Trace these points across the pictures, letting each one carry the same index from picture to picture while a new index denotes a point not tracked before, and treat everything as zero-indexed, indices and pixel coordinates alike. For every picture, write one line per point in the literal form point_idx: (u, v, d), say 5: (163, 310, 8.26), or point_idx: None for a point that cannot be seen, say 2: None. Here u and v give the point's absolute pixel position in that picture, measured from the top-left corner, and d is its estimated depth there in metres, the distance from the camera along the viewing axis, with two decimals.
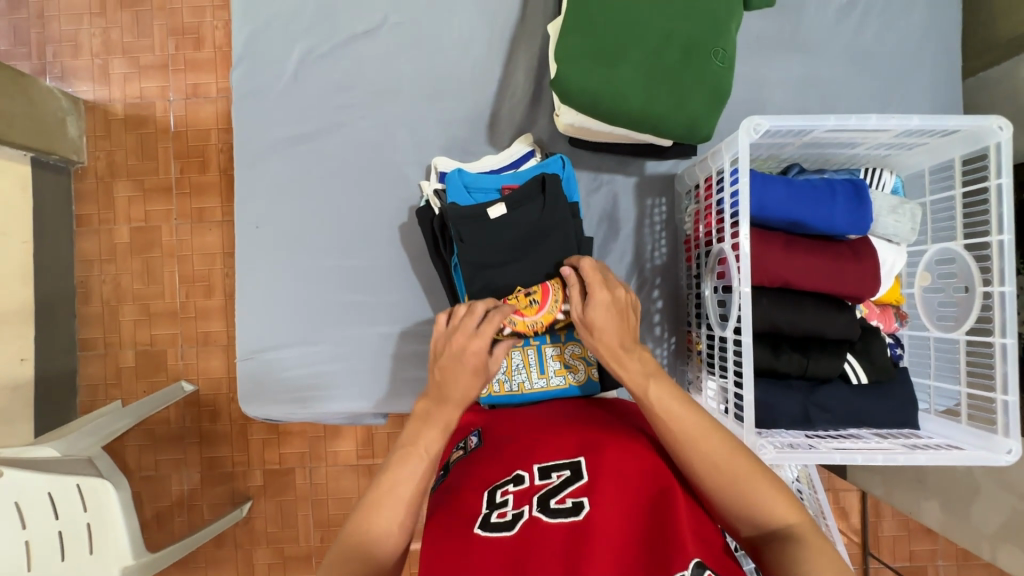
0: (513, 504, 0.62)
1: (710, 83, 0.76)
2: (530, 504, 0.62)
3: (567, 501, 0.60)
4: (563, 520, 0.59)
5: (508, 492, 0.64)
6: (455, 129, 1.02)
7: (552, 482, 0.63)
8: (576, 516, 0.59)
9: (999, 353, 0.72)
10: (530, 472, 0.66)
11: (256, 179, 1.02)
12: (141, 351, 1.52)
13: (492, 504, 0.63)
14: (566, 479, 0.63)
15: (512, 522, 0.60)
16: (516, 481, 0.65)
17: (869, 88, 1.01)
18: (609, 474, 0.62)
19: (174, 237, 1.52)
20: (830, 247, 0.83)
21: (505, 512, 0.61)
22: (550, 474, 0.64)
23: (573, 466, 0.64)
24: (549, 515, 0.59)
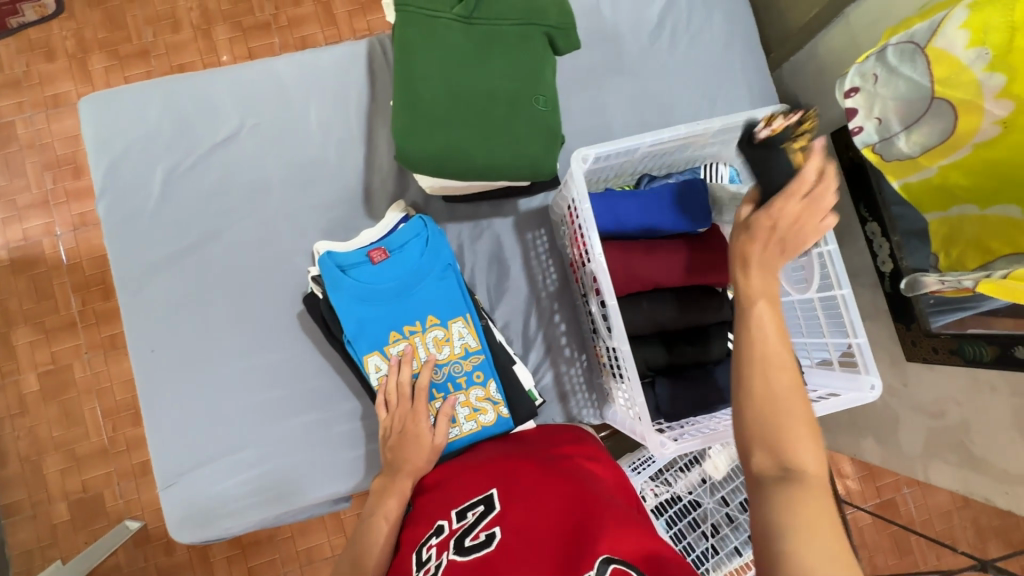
0: (436, 555, 0.64)
1: (542, 125, 0.84)
2: (448, 549, 0.63)
3: (480, 535, 0.62)
4: (477, 550, 0.60)
5: (431, 546, 0.66)
6: (333, 210, 1.06)
7: (467, 520, 0.66)
8: (488, 543, 0.61)
9: (843, 303, 0.82)
10: (449, 519, 0.69)
11: (145, 303, 1.01)
12: (76, 500, 1.43)
13: (419, 563, 0.65)
14: (480, 513, 0.66)
15: (433, 572, 0.61)
16: (438, 533, 0.67)
17: (695, 93, 1.12)
18: (517, 497, 0.66)
19: (88, 371, 1.46)
20: (685, 243, 0.91)
21: (428, 566, 0.63)
22: (466, 514, 0.67)
23: (486, 500, 0.68)
24: (464, 552, 0.61)
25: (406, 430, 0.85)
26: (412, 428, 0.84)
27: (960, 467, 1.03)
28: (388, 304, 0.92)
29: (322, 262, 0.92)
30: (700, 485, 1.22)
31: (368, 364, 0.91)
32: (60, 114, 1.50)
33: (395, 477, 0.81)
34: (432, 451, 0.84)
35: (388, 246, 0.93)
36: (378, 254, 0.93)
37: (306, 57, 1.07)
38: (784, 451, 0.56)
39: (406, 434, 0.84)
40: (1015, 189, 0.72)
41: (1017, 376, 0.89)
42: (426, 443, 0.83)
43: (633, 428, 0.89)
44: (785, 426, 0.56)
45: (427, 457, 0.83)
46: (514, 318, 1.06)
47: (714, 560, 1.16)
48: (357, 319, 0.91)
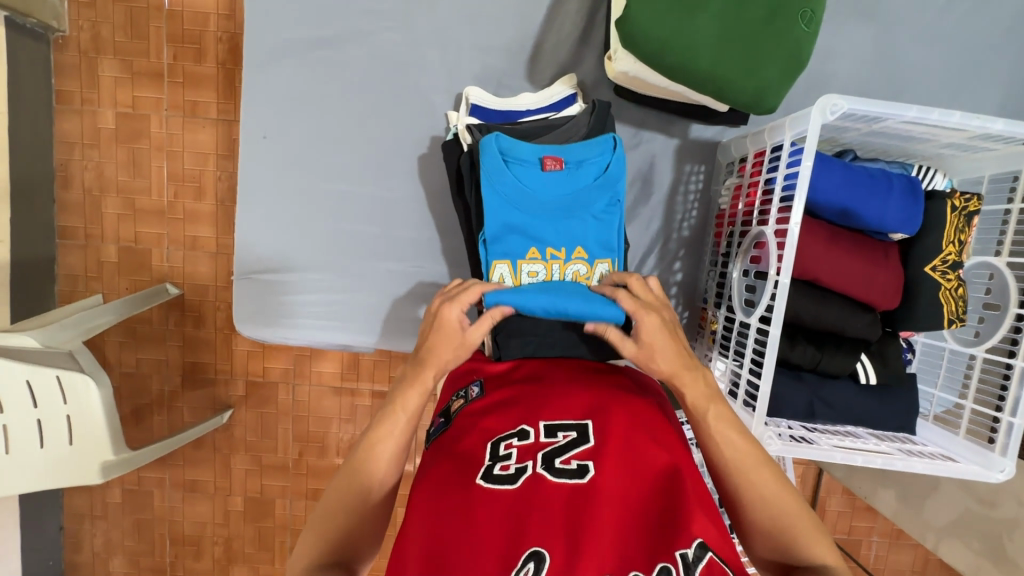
0: (517, 458, 0.61)
1: (791, 52, 0.69)
2: (534, 460, 0.61)
3: (572, 462, 0.60)
4: (568, 479, 0.58)
5: (512, 446, 0.63)
6: (491, 58, 0.92)
7: (558, 441, 0.63)
8: (582, 477, 0.58)
9: (1016, 376, 0.72)
10: (536, 428, 0.65)
11: (266, 82, 0.92)
12: (124, 248, 1.45)
13: (495, 457, 0.62)
14: (572, 440, 0.62)
15: (516, 476, 0.59)
16: (521, 437, 0.64)
17: (940, 76, 0.93)
18: (617, 437, 0.62)
19: (164, 129, 1.41)
20: (867, 245, 0.79)
21: (508, 465, 0.60)
22: (557, 433, 0.63)
23: (581, 428, 0.64)
24: (554, 473, 0.59)
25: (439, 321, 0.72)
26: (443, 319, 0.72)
27: (983, 556, 1.02)
28: (545, 219, 0.81)
29: (486, 142, 0.81)
30: None
31: (494, 271, 0.81)
32: None
33: (420, 367, 0.72)
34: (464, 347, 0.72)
35: (566, 156, 0.82)
36: (552, 162, 0.81)
37: None
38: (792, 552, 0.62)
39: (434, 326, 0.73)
40: None
41: None
42: (453, 338, 0.72)
43: None
44: (748, 476, 0.63)
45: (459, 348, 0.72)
46: (635, 248, 0.97)
47: None
48: (503, 221, 0.81)
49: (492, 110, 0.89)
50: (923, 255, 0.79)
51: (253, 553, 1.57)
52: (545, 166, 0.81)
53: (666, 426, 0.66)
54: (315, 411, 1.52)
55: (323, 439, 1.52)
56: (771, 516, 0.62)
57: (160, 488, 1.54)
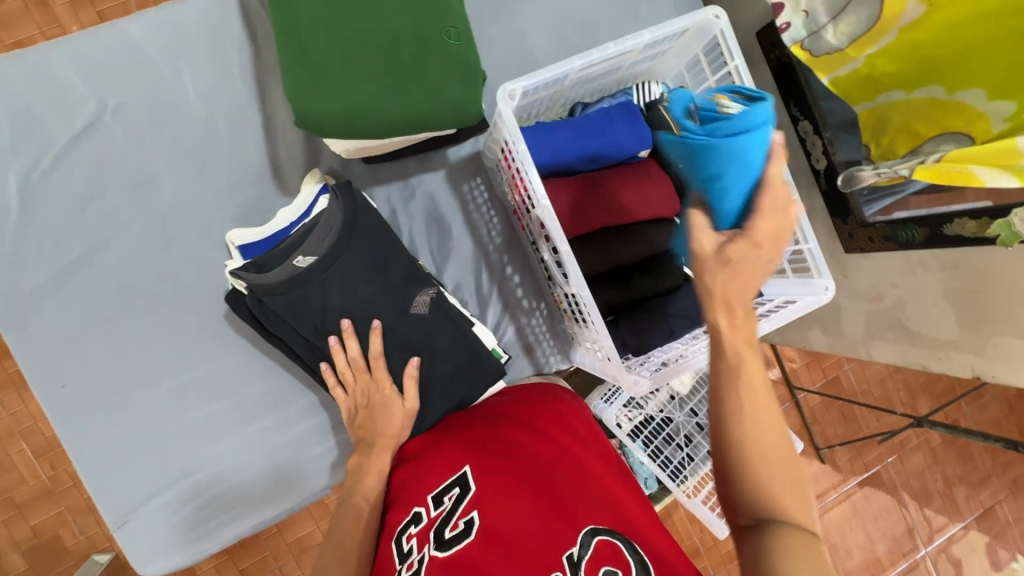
0: (418, 549, 0.61)
1: (460, 64, 0.75)
2: (430, 542, 0.60)
3: (460, 523, 0.61)
4: (463, 544, 0.58)
5: (411, 536, 0.63)
6: (239, 193, 0.93)
7: (445, 508, 0.63)
8: (472, 535, 0.59)
9: (790, 212, 0.81)
10: (426, 505, 0.65)
11: (38, 334, 0.87)
12: (30, 549, 1.31)
13: (401, 556, 0.62)
14: (457, 497, 0.63)
15: (417, 568, 0.59)
16: (415, 522, 0.64)
17: (618, 2, 1.03)
18: (494, 476, 0.63)
19: (3, 413, 1.28)
20: (627, 172, 0.86)
21: (412, 562, 0.60)
22: (443, 499, 0.64)
23: (461, 481, 0.64)
24: (446, 546, 0.59)
25: (380, 400, 0.81)
26: (380, 398, 0.81)
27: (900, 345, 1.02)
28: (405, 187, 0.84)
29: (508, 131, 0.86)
30: (670, 402, 1.23)
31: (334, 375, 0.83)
32: None
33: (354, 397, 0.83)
34: (408, 417, 0.81)
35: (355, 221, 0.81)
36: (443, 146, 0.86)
37: (161, 16, 0.89)
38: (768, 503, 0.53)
39: (375, 406, 0.81)
40: (937, 70, 0.75)
41: (951, 250, 0.88)
42: (397, 410, 0.80)
43: (605, 369, 0.88)
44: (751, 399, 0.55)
45: (403, 423, 0.80)
46: (464, 277, 1.00)
47: (692, 467, 1.20)
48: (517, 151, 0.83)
49: (260, 240, 0.89)
50: (679, 160, 0.86)
51: None
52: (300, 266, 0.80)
53: (541, 435, 0.69)
54: None
55: None
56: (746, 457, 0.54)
57: None
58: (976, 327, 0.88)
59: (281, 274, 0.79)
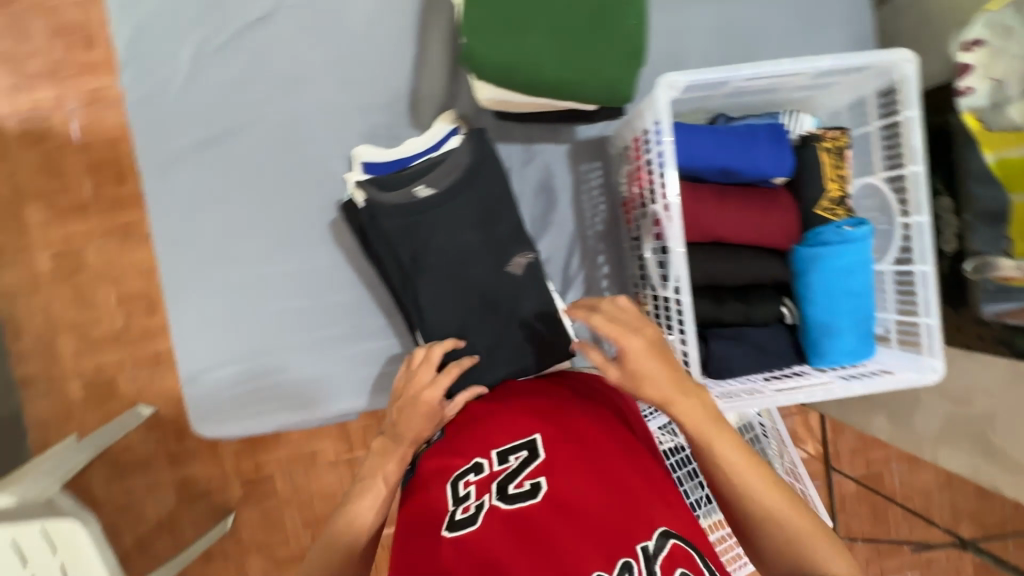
0: (476, 496, 0.62)
1: (625, 41, 0.74)
2: (490, 492, 0.62)
3: (525, 484, 0.62)
4: (524, 503, 0.60)
5: (469, 483, 0.64)
6: (373, 113, 0.97)
7: (510, 465, 0.64)
8: (536, 496, 0.60)
9: (920, 280, 0.76)
10: (489, 459, 0.66)
11: (169, 191, 0.95)
12: (90, 381, 1.44)
13: (457, 499, 0.63)
14: (524, 459, 0.64)
15: (475, 514, 0.60)
16: (476, 471, 0.65)
17: (789, 25, 0.99)
18: (565, 450, 0.64)
19: (102, 258, 1.42)
20: (756, 194, 0.84)
21: (469, 506, 0.61)
22: (509, 457, 0.65)
23: (530, 445, 0.65)
24: (511, 500, 0.60)
25: (416, 399, 0.74)
26: (413, 395, 0.75)
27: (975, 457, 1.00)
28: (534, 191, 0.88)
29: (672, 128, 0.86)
30: None
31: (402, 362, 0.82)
32: None
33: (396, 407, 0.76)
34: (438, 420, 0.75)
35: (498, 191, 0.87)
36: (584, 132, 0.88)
37: None
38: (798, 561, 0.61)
39: (406, 403, 0.75)
40: None
41: None
42: (427, 411, 0.74)
43: (673, 381, 0.87)
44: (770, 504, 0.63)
45: (433, 424, 0.75)
46: (556, 253, 1.00)
47: (706, 508, 1.14)
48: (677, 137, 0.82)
49: (382, 163, 0.93)
50: (812, 196, 0.83)
51: None
52: (420, 198, 0.84)
53: (614, 426, 0.70)
54: (318, 491, 1.50)
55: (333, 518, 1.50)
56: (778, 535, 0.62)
57: None
58: None
59: (398, 197, 0.84)
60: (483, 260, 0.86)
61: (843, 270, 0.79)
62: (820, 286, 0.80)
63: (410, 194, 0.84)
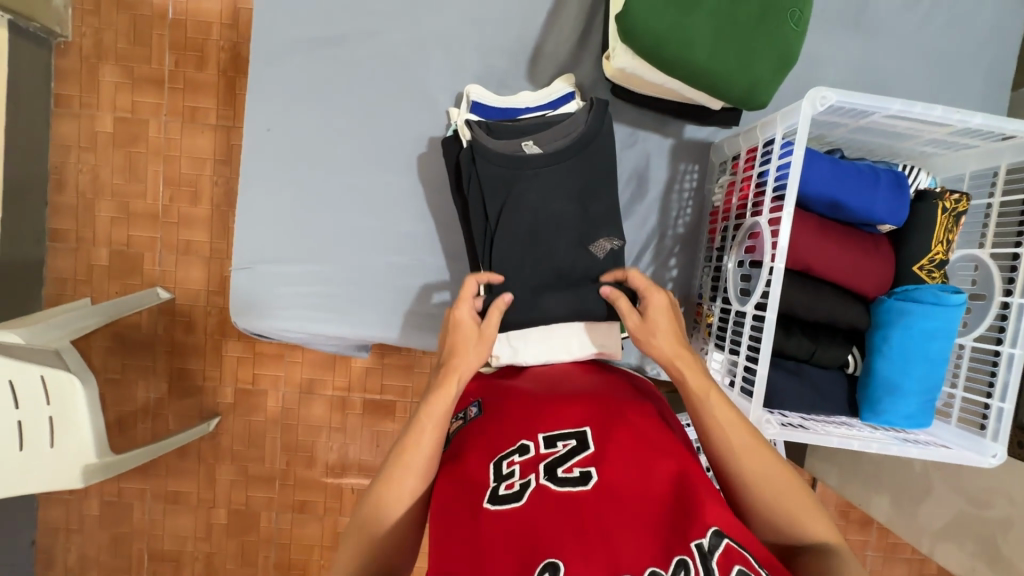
0: (520, 474, 0.60)
1: (781, 48, 0.72)
2: (537, 473, 0.60)
3: (574, 470, 0.59)
4: (573, 488, 0.57)
5: (514, 463, 0.62)
6: (491, 57, 0.95)
7: (558, 451, 0.62)
8: (586, 484, 0.58)
9: (1004, 362, 0.74)
10: (535, 442, 0.64)
11: (271, 77, 0.94)
12: (116, 251, 1.44)
13: (499, 476, 0.61)
14: (573, 448, 0.62)
15: (520, 492, 0.58)
16: (521, 451, 0.63)
17: (920, 85, 0.98)
18: (615, 445, 0.61)
19: (162, 134, 1.42)
20: (857, 236, 0.82)
21: (512, 484, 0.60)
22: (556, 443, 0.63)
23: (579, 436, 0.64)
24: (557, 483, 0.58)
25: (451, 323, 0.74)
26: (454, 319, 0.74)
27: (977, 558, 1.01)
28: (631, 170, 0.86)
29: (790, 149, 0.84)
30: None
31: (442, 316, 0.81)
32: None
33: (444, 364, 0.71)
34: (482, 342, 0.73)
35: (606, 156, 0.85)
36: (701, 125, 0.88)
37: None
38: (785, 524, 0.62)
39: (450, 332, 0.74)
40: None
41: None
42: (471, 333, 0.73)
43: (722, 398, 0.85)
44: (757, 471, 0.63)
45: (479, 349, 0.73)
46: (630, 244, 0.99)
47: None
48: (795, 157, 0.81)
49: (493, 107, 0.91)
50: (912, 255, 0.81)
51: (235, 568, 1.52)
52: (527, 153, 0.83)
53: (666, 429, 0.66)
54: (305, 419, 1.49)
55: (312, 449, 1.49)
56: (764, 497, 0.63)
57: (141, 500, 1.49)
58: None
59: (506, 147, 0.83)
60: (568, 227, 0.84)
61: (925, 334, 0.78)
62: (896, 343, 0.79)
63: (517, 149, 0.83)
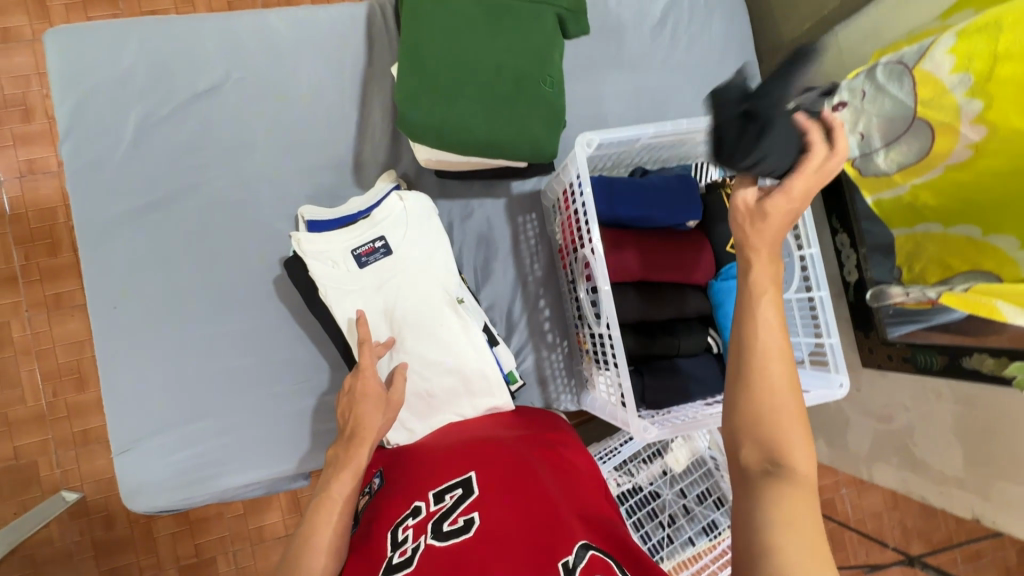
0: (414, 538, 0.61)
1: (548, 109, 0.83)
2: (427, 532, 0.60)
3: (459, 519, 0.60)
4: (457, 537, 0.58)
5: (408, 527, 0.63)
6: (318, 176, 1.02)
7: (445, 504, 0.63)
8: (468, 529, 0.58)
9: (820, 304, 0.86)
10: (427, 500, 0.65)
11: (105, 255, 0.95)
12: (5, 469, 1.32)
13: (394, 544, 0.62)
14: (459, 497, 0.64)
15: (412, 555, 0.58)
16: (414, 514, 0.64)
17: (692, 93, 1.14)
18: (495, 483, 0.64)
19: (27, 331, 1.35)
20: (673, 237, 0.92)
21: (406, 550, 0.60)
22: (444, 497, 0.64)
23: (465, 483, 0.65)
24: (441, 538, 0.59)
25: (357, 392, 0.78)
26: (362, 389, 0.78)
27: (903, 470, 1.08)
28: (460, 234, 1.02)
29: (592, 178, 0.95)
30: (660, 477, 1.19)
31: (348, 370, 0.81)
32: (10, 49, 1.35)
33: (352, 446, 0.73)
34: (388, 408, 0.79)
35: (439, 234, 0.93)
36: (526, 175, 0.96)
37: (302, 13, 1.02)
38: (771, 423, 0.55)
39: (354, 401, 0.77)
40: (975, 212, 0.76)
41: (965, 384, 0.92)
42: (377, 398, 0.78)
43: (614, 414, 0.90)
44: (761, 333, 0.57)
45: (384, 414, 0.78)
46: (498, 300, 1.05)
47: (669, 550, 1.13)
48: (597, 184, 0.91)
49: (328, 219, 0.96)
50: (722, 238, 0.93)
51: None
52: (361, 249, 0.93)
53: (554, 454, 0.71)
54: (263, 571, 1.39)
55: None
56: (761, 346, 0.57)
57: None
58: (983, 468, 0.92)
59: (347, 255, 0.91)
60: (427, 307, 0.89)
61: None
62: None
63: (357, 269, 0.90)
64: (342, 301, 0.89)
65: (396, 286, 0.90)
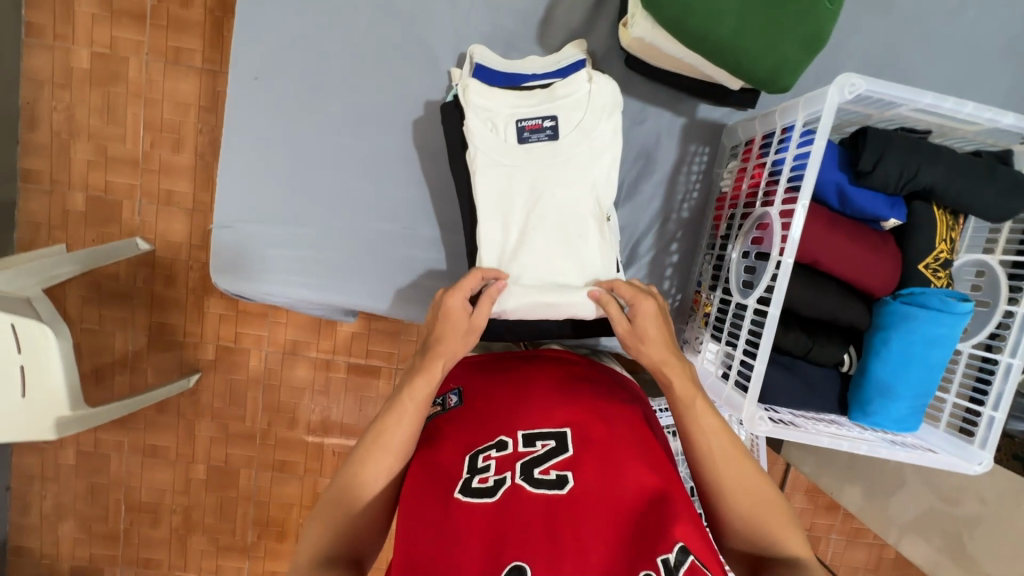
0: (496, 470, 0.60)
1: (810, 27, 0.67)
2: (513, 470, 0.59)
3: (551, 472, 0.58)
4: (546, 489, 0.56)
5: (490, 457, 0.61)
6: (500, 16, 0.89)
7: (535, 450, 0.61)
8: (560, 487, 0.56)
9: (1002, 371, 0.75)
10: (514, 438, 0.63)
11: (260, 21, 0.87)
12: (93, 197, 1.35)
13: (473, 469, 0.61)
14: (551, 449, 0.61)
15: (492, 487, 0.58)
16: (499, 446, 0.62)
17: (949, 77, 0.93)
18: (591, 449, 0.60)
19: (142, 75, 1.31)
20: (864, 232, 0.79)
21: (486, 478, 0.59)
22: (535, 442, 0.62)
23: (559, 437, 0.62)
24: (531, 483, 0.57)
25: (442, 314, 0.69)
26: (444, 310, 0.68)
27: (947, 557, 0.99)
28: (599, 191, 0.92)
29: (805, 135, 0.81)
30: None
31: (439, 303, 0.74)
32: None
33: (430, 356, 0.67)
34: (471, 332, 0.69)
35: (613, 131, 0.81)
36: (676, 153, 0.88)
37: None
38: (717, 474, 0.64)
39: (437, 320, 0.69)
40: None
41: None
42: (461, 326, 0.68)
43: (715, 389, 0.83)
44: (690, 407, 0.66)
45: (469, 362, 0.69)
46: (631, 226, 0.95)
47: None
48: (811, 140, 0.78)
49: (497, 71, 0.84)
50: (918, 254, 0.79)
51: (213, 524, 1.47)
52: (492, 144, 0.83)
53: (648, 435, 0.65)
54: (287, 381, 1.43)
55: (294, 410, 1.43)
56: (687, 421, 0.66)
57: (118, 452, 1.44)
58: None
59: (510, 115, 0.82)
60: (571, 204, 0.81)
61: (928, 339, 0.76)
62: (896, 346, 0.77)
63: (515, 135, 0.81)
64: (488, 162, 0.81)
65: (547, 172, 0.81)
